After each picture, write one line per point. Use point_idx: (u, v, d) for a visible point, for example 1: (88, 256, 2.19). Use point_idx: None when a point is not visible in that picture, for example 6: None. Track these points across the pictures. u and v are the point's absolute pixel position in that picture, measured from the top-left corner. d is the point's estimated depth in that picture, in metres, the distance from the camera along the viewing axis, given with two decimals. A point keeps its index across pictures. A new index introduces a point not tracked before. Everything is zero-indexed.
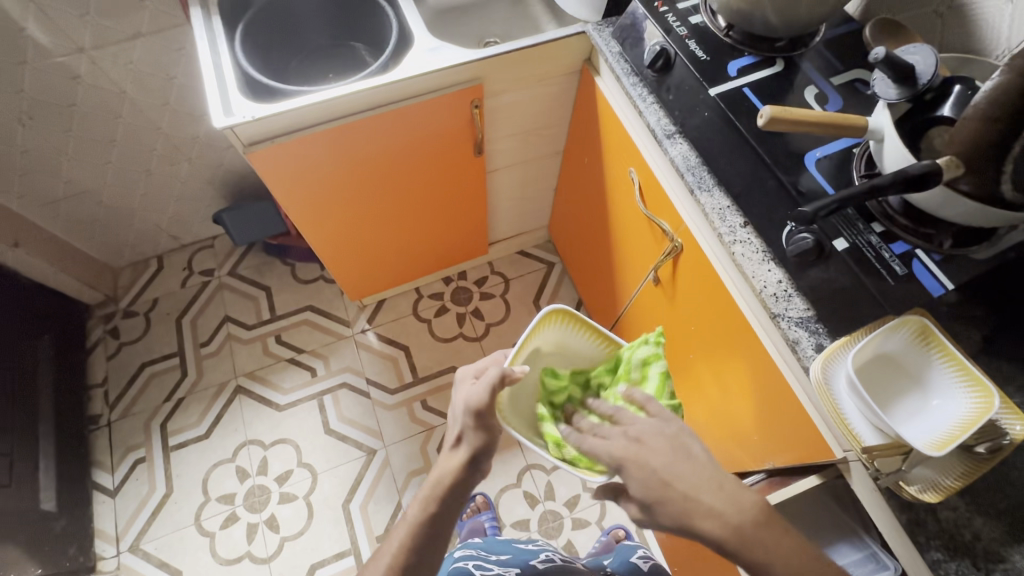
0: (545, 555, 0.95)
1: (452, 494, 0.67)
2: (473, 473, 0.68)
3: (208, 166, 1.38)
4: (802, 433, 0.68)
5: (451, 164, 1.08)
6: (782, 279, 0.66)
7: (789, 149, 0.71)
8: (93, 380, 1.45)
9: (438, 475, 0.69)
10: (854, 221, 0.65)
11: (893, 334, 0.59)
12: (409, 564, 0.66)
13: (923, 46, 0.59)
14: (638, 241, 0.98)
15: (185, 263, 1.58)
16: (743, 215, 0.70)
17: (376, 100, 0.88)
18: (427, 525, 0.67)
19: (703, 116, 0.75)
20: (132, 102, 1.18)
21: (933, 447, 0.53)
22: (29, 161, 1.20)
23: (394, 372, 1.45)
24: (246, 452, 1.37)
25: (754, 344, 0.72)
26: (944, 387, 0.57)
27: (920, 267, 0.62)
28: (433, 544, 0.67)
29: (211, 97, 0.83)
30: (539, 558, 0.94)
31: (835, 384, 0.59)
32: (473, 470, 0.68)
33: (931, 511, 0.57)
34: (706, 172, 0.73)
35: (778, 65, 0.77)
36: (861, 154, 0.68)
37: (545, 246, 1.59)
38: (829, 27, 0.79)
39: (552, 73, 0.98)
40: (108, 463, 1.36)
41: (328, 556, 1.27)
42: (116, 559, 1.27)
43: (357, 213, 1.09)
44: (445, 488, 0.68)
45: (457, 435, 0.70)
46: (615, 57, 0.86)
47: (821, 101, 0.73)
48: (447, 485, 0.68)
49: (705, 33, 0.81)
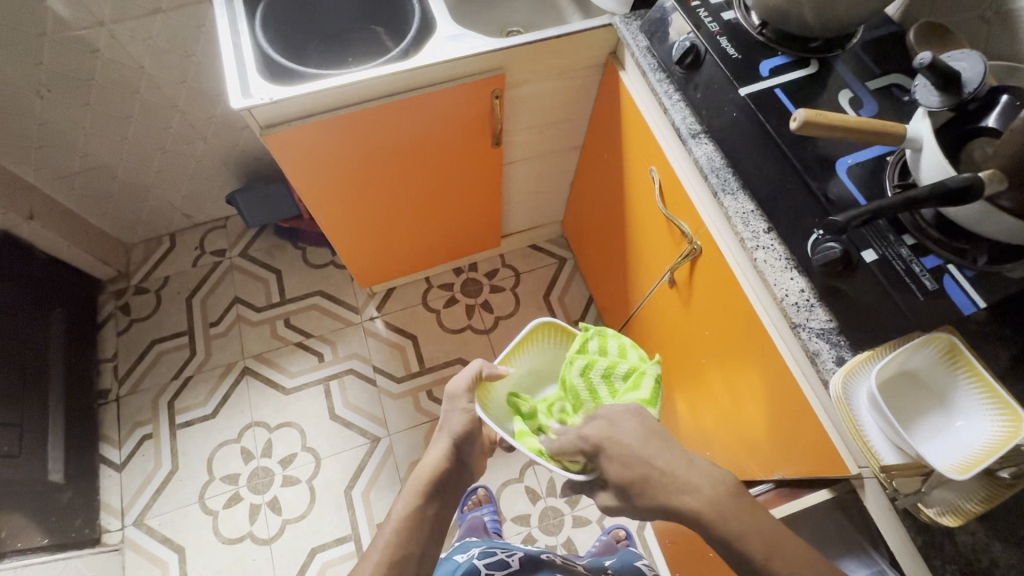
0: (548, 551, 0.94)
1: (438, 487, 0.71)
2: (458, 465, 0.72)
3: (223, 145, 1.37)
4: (816, 446, 0.67)
5: (468, 155, 1.06)
6: (805, 288, 0.64)
7: (819, 154, 0.68)
8: (103, 355, 1.46)
9: (422, 469, 0.72)
10: (884, 232, 0.63)
11: (919, 351, 0.57)
12: (399, 558, 0.67)
13: (971, 52, 0.57)
14: (655, 241, 0.96)
15: (197, 242, 1.59)
16: (767, 221, 0.68)
17: (395, 86, 0.87)
18: (416, 519, 0.70)
19: (730, 116, 0.73)
20: (150, 78, 1.18)
21: (955, 470, 0.51)
22: (46, 133, 1.20)
23: (401, 360, 1.45)
24: (251, 433, 1.37)
25: (771, 353, 0.70)
26: (970, 408, 0.55)
27: (951, 282, 0.60)
28: (424, 536, 0.70)
29: (230, 77, 0.82)
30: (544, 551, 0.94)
31: (855, 399, 0.58)
32: (458, 462, 0.72)
33: (948, 534, 0.55)
34: (731, 174, 0.72)
35: (812, 66, 0.74)
36: (895, 162, 0.66)
37: (557, 241, 1.57)
38: (868, 29, 0.76)
39: (575, 66, 0.96)
40: (116, 438, 1.37)
41: (328, 540, 1.27)
42: (120, 532, 1.28)
43: (372, 200, 1.08)
44: (430, 480, 0.71)
45: (443, 425, 0.73)
46: (642, 51, 0.84)
47: (855, 106, 0.70)
48: (433, 476, 0.71)
49: (737, 30, 0.78)
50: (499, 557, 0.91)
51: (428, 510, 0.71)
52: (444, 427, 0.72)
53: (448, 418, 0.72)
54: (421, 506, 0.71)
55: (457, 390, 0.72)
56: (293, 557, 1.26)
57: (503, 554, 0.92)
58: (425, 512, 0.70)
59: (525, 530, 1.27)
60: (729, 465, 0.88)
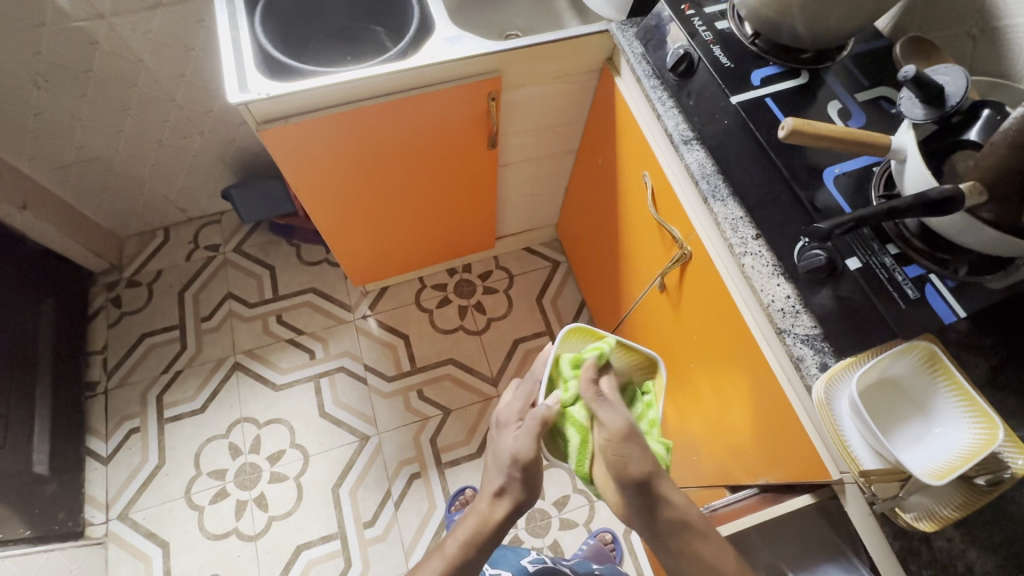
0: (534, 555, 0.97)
1: (496, 534, 0.66)
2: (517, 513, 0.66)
3: (220, 141, 1.38)
4: (799, 452, 0.67)
5: (464, 156, 1.06)
6: (791, 295, 0.66)
7: (808, 163, 0.69)
8: (93, 347, 1.45)
9: (481, 521, 0.66)
10: (868, 241, 0.64)
11: (899, 358, 0.58)
12: None
13: (955, 67, 0.58)
14: (646, 246, 0.97)
15: (191, 237, 1.58)
16: (755, 228, 0.70)
17: (392, 86, 0.87)
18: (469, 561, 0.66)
19: (722, 124, 0.74)
20: (148, 71, 1.18)
21: (933, 476, 0.52)
22: (42, 124, 1.20)
23: (392, 359, 1.45)
24: (240, 429, 1.37)
25: (757, 358, 0.71)
26: (948, 415, 0.56)
27: (932, 291, 0.61)
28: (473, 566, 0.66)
29: (227, 72, 0.83)
30: (529, 558, 0.96)
31: (837, 405, 0.59)
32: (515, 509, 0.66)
33: (926, 540, 0.56)
34: (721, 181, 0.74)
35: (803, 77, 0.75)
36: (881, 173, 0.67)
37: (552, 244, 1.58)
38: (858, 42, 0.78)
39: (572, 71, 0.97)
40: (103, 431, 1.37)
41: (315, 538, 1.27)
42: (104, 526, 1.28)
43: (367, 198, 1.08)
44: (490, 531, 0.66)
45: (499, 485, 0.66)
46: (637, 58, 0.86)
47: (844, 117, 0.72)
48: (489, 522, 0.66)
49: (730, 39, 0.79)
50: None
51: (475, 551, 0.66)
52: (502, 487, 0.66)
53: (506, 479, 0.65)
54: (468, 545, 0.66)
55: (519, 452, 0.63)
56: (279, 554, 1.26)
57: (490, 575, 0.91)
58: (471, 551, 0.66)
59: (512, 531, 1.27)
60: (714, 469, 0.89)
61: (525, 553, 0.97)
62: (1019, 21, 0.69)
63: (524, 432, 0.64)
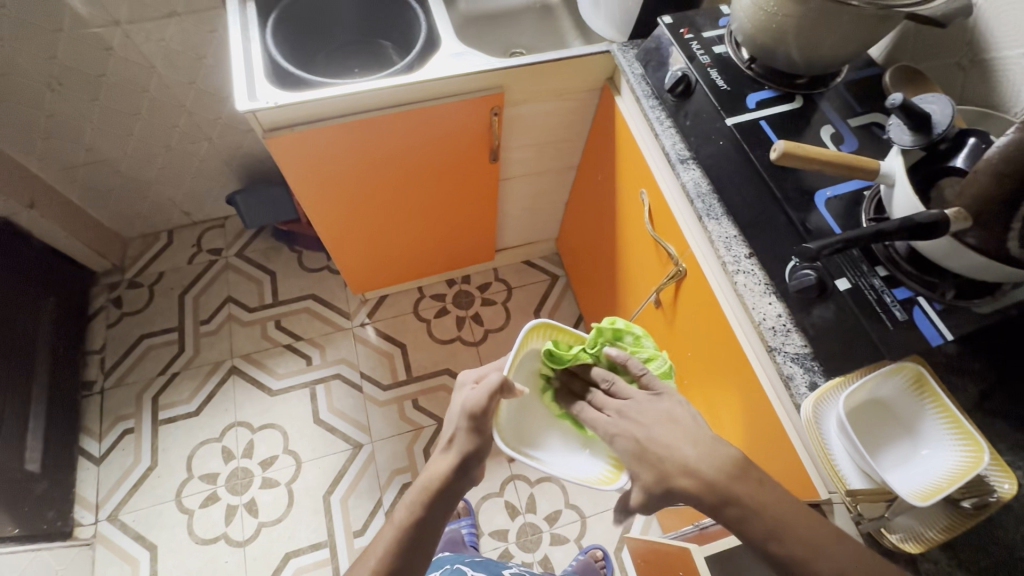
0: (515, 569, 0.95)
1: (442, 497, 0.63)
2: (463, 479, 0.64)
3: (227, 147, 1.40)
4: (790, 471, 0.68)
5: (466, 168, 1.08)
6: (782, 313, 0.66)
7: (801, 186, 0.71)
8: (92, 346, 1.46)
9: (427, 479, 0.64)
10: (858, 262, 0.65)
11: (887, 379, 0.59)
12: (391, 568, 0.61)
13: (941, 96, 0.60)
14: (642, 261, 0.98)
15: (194, 240, 1.60)
16: (749, 246, 0.71)
17: (397, 99, 0.90)
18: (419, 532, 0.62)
19: (717, 144, 0.76)
20: (160, 77, 1.20)
21: (918, 497, 0.53)
22: (54, 125, 1.22)
23: (388, 368, 1.45)
24: (233, 433, 1.37)
25: (749, 376, 0.71)
26: (935, 438, 0.57)
27: (920, 314, 0.62)
28: (421, 549, 0.62)
29: (238, 81, 0.85)
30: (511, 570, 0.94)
31: (825, 424, 0.59)
32: (464, 477, 0.64)
33: (912, 561, 0.56)
34: (716, 200, 0.75)
35: (797, 101, 0.77)
36: (871, 197, 0.68)
37: (550, 258, 1.59)
38: (851, 69, 0.80)
39: (574, 88, 0.99)
40: (97, 431, 1.37)
41: (304, 546, 1.26)
42: (93, 527, 1.27)
43: (369, 207, 1.10)
44: (437, 490, 0.63)
45: (450, 437, 0.66)
46: (637, 78, 0.87)
47: (836, 141, 0.73)
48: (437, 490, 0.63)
49: (727, 63, 0.81)
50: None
51: (426, 524, 0.62)
52: (451, 442, 0.65)
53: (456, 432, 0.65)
54: (418, 518, 0.63)
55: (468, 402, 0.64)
56: (267, 561, 1.25)
57: None
58: (421, 525, 0.62)
59: (502, 545, 1.26)
60: None
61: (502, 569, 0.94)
62: (1006, 55, 0.71)
63: (480, 387, 0.65)
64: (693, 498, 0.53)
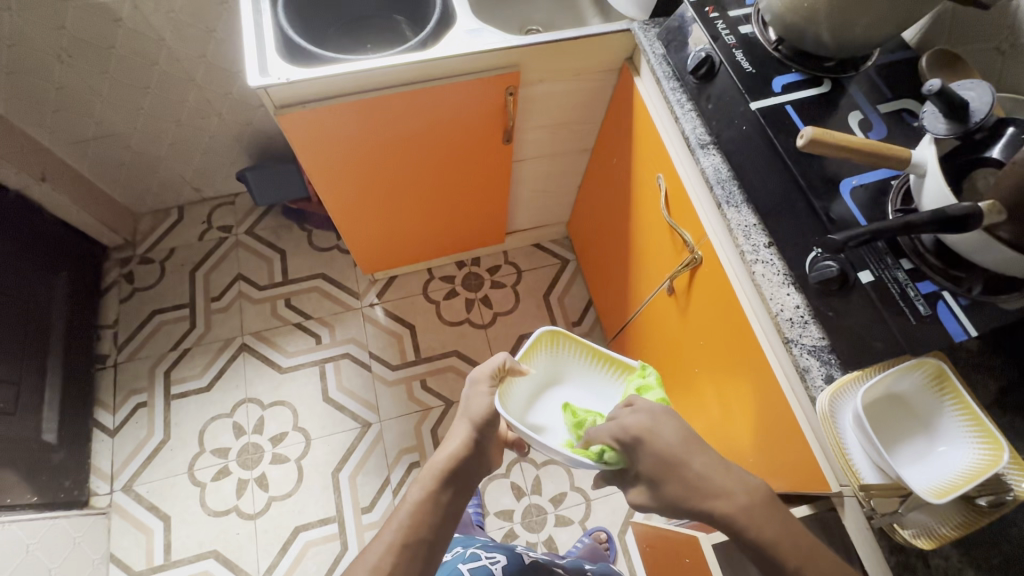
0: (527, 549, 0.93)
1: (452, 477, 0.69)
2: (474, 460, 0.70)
3: (237, 123, 1.39)
4: (800, 463, 0.67)
5: (479, 149, 1.07)
6: (800, 304, 0.66)
7: (825, 173, 0.69)
8: (104, 321, 1.47)
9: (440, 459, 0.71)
10: (883, 255, 0.63)
11: (906, 374, 0.58)
12: (406, 545, 0.64)
13: (981, 82, 0.58)
14: (656, 248, 0.97)
15: (204, 217, 1.60)
16: (769, 235, 0.70)
17: (411, 75, 0.87)
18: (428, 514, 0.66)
19: (740, 129, 0.74)
20: (170, 50, 1.19)
21: (934, 493, 0.52)
22: (64, 98, 1.21)
23: (397, 348, 1.46)
24: (244, 409, 1.39)
25: (763, 367, 0.71)
26: (953, 434, 0.56)
27: (944, 309, 0.60)
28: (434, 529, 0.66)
29: (249, 55, 0.83)
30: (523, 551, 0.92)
31: (841, 418, 0.59)
32: (476, 448, 0.72)
33: (922, 557, 0.56)
34: (736, 186, 0.73)
35: (825, 86, 0.75)
36: (899, 186, 0.66)
37: (561, 242, 1.58)
38: (883, 52, 0.77)
39: (592, 68, 0.96)
40: (110, 404, 1.39)
41: (313, 521, 1.29)
42: (108, 497, 1.30)
43: (380, 187, 1.09)
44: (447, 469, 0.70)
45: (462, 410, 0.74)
46: (658, 58, 0.85)
47: (864, 128, 0.71)
48: (452, 461, 0.70)
49: (753, 44, 0.78)
50: (482, 562, 0.85)
51: (442, 496, 0.68)
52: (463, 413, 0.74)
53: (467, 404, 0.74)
54: (435, 490, 0.68)
55: (476, 378, 0.74)
56: (277, 534, 1.28)
57: (486, 558, 0.86)
58: (438, 499, 0.68)
59: (507, 526, 1.28)
60: None
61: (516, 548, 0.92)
62: None
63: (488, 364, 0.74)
64: (693, 486, 0.55)
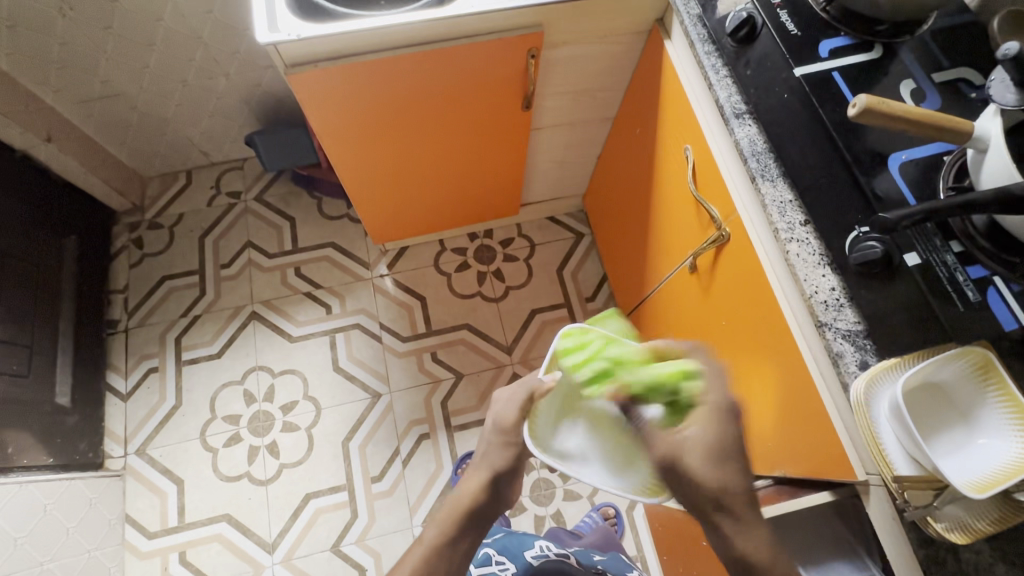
0: (540, 547, 0.89)
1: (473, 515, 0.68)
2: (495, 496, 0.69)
3: (245, 84, 1.34)
4: (823, 450, 0.65)
5: (497, 115, 1.02)
6: (836, 287, 0.62)
7: (870, 147, 0.64)
8: (114, 286, 1.46)
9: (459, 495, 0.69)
10: (931, 236, 0.60)
11: (950, 363, 0.54)
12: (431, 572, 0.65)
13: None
14: (680, 223, 0.93)
15: (213, 182, 1.57)
16: (804, 213, 0.65)
17: (429, 35, 0.83)
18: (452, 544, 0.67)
19: (781, 98, 0.69)
20: (175, 5, 1.13)
21: (973, 488, 0.50)
22: (67, 54, 1.16)
23: (408, 320, 1.44)
24: (255, 377, 1.39)
25: (790, 350, 0.68)
26: (994, 427, 0.53)
27: (994, 295, 0.57)
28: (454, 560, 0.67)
29: (257, 10, 0.78)
30: (534, 551, 0.88)
31: (875, 407, 0.56)
32: (494, 494, 0.69)
33: (952, 550, 0.55)
34: (772, 159, 0.68)
35: (875, 51, 0.69)
36: (953, 162, 0.61)
37: (576, 215, 1.54)
38: (939, 16, 0.71)
39: (619, 30, 0.90)
40: (122, 368, 1.39)
41: (323, 488, 1.30)
42: (123, 460, 1.32)
43: (393, 153, 1.05)
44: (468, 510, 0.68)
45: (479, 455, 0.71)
46: (692, 19, 0.79)
47: (916, 98, 0.66)
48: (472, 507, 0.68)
49: (799, 4, 0.73)
50: (491, 567, 0.85)
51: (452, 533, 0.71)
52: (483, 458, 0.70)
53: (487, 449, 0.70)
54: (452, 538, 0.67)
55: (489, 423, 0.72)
56: (288, 500, 1.29)
57: (496, 564, 0.86)
58: (457, 543, 0.67)
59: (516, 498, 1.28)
60: None
61: (531, 544, 0.90)
62: None
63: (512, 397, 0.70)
64: None
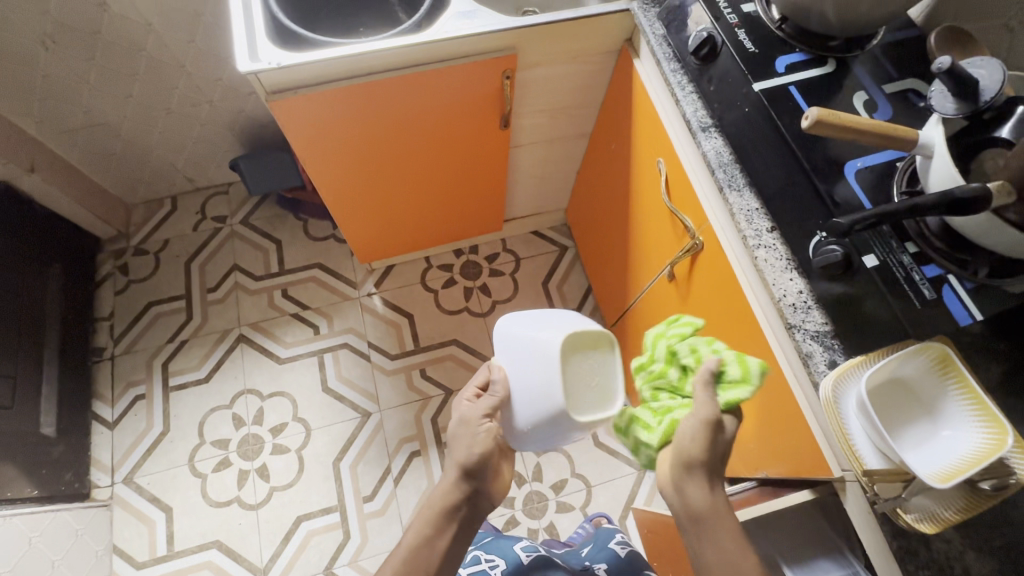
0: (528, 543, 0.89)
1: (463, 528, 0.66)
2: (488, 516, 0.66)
3: (229, 110, 1.36)
4: (801, 449, 0.67)
5: (475, 134, 1.04)
6: (803, 290, 0.64)
7: (829, 156, 0.68)
8: (100, 313, 1.46)
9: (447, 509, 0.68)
10: (887, 238, 0.63)
11: (911, 358, 0.56)
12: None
13: (991, 59, 0.56)
14: (657, 234, 0.95)
15: (198, 207, 1.58)
16: (771, 219, 0.68)
17: (407, 60, 0.86)
18: None
19: (742, 112, 0.73)
20: (157, 35, 1.16)
21: (938, 478, 0.52)
22: (50, 86, 1.18)
23: (396, 338, 1.45)
24: (243, 400, 1.38)
25: (764, 352, 0.70)
26: (956, 419, 0.55)
27: (950, 293, 0.60)
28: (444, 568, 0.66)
29: (238, 41, 0.81)
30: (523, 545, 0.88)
31: (844, 404, 0.58)
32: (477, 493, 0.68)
33: (924, 541, 0.56)
34: (738, 170, 0.71)
35: (829, 65, 0.73)
36: (904, 168, 0.65)
37: (559, 229, 1.56)
38: (889, 30, 0.75)
39: (589, 51, 0.94)
40: (109, 396, 1.38)
41: (315, 510, 1.29)
42: (109, 489, 1.30)
43: (374, 174, 1.07)
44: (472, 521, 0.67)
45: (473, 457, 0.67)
46: (658, 39, 0.83)
47: (869, 109, 0.69)
48: None
49: (756, 23, 0.77)
50: (480, 566, 0.85)
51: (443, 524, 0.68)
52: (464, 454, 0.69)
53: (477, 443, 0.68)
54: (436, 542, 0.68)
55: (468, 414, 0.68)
56: (279, 524, 1.28)
57: (485, 561, 0.85)
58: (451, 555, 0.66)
59: (509, 513, 1.28)
60: None
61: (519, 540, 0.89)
62: None
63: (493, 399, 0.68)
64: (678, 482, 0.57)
